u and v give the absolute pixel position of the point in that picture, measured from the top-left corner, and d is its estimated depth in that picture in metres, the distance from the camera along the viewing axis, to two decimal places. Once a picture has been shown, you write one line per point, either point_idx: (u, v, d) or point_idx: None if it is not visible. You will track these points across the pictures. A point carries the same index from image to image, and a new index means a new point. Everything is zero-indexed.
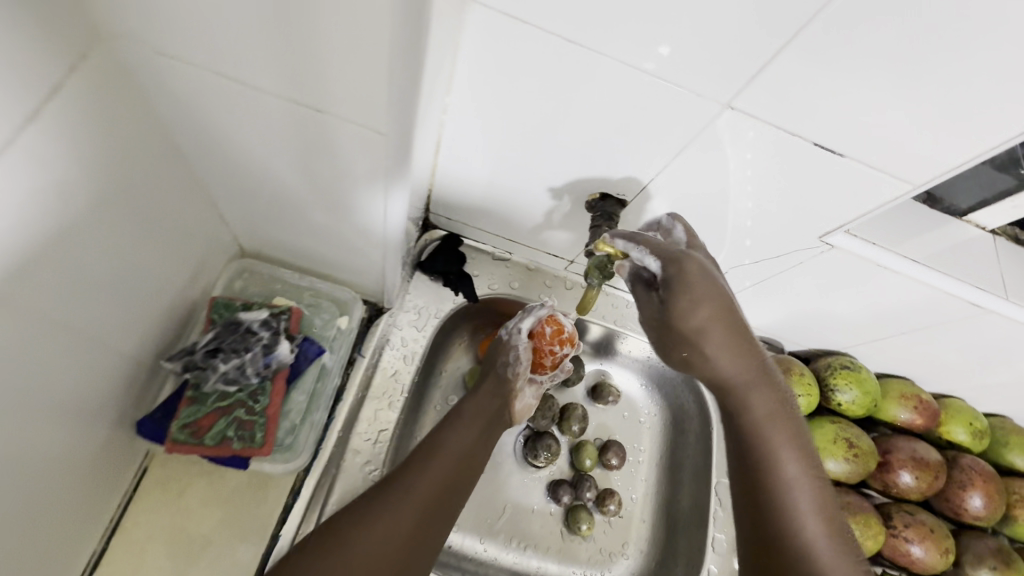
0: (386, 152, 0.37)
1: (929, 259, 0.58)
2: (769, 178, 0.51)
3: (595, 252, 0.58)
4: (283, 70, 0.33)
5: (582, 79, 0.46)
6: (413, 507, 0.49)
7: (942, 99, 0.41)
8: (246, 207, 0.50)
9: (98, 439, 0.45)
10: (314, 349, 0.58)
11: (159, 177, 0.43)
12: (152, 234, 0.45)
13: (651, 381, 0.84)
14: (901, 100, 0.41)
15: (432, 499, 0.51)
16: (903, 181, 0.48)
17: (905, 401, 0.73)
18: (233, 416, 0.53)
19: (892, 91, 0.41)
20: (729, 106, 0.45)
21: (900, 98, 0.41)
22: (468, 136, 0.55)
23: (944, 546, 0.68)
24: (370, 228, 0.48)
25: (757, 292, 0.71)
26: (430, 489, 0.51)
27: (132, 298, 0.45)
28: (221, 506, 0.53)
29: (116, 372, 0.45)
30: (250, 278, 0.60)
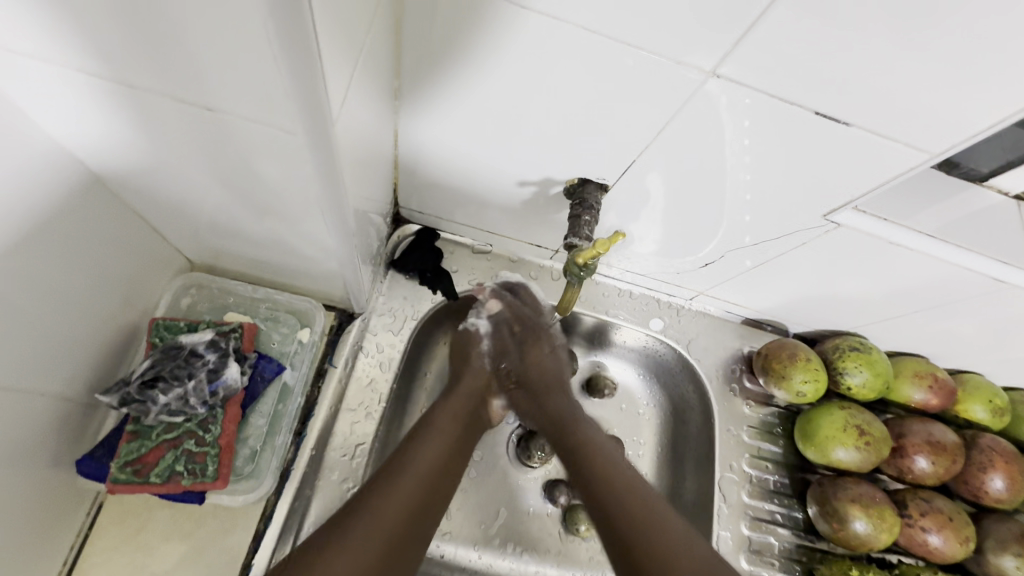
0: (310, 154, 0.32)
1: (946, 230, 0.53)
2: (765, 153, 0.46)
3: (575, 245, 0.53)
4: (172, 63, 0.27)
5: (542, 51, 0.41)
6: (400, 506, 0.48)
7: (966, 49, 0.34)
8: (181, 220, 0.46)
9: (43, 483, 0.42)
10: (272, 366, 0.54)
11: (71, 197, 0.38)
12: (78, 261, 0.41)
13: (649, 370, 0.79)
14: (917, 53, 0.35)
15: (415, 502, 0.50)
16: (918, 150, 0.42)
17: (919, 380, 0.69)
18: (181, 451, 0.47)
19: (909, 43, 0.35)
20: (714, 73, 0.39)
21: (915, 52, 0.35)
22: (428, 121, 0.51)
23: (964, 534, 0.64)
24: (317, 240, 0.44)
25: (757, 275, 0.65)
26: (416, 482, 0.51)
27: (61, 332, 0.41)
28: (185, 540, 0.50)
29: (48, 410, 0.41)
30: (199, 294, 0.56)
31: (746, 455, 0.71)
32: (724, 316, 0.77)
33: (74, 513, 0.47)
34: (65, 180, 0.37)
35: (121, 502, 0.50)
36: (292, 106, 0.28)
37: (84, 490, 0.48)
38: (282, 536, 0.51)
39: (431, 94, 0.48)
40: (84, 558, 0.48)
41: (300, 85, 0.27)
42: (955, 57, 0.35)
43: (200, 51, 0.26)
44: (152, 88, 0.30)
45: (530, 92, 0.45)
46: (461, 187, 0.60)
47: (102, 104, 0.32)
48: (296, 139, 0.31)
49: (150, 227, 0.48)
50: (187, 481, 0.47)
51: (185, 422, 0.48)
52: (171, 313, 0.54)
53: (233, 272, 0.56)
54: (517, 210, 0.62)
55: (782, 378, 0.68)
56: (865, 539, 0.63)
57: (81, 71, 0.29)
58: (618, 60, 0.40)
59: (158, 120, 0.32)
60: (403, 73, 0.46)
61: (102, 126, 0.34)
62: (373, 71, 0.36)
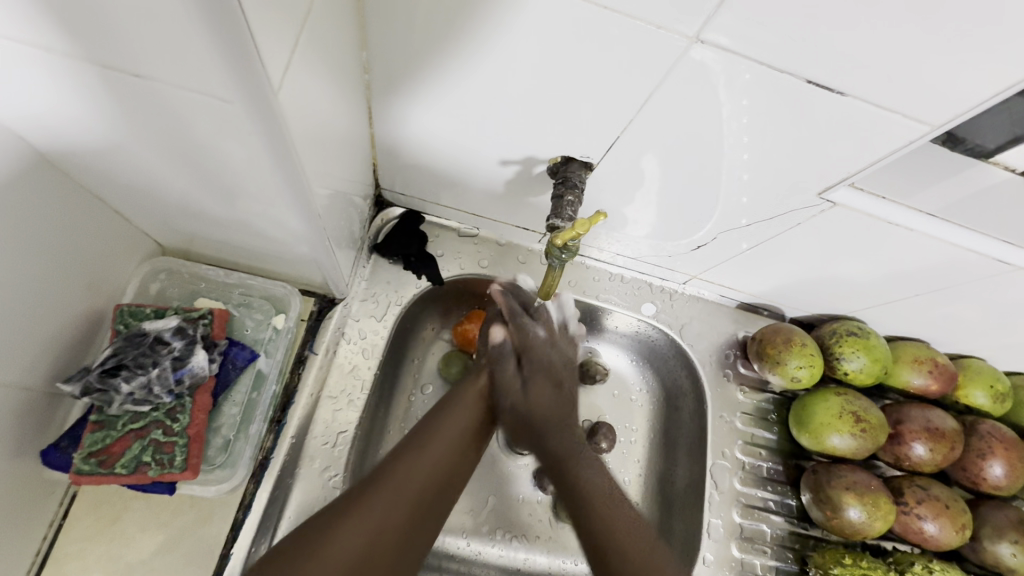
0: (254, 124, 0.30)
1: (948, 209, 0.50)
2: (756, 128, 0.44)
3: (558, 227, 0.51)
4: (98, 28, 0.25)
5: (515, 19, 0.38)
6: (412, 488, 0.45)
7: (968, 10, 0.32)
8: (141, 202, 0.44)
9: (5, 474, 0.41)
10: (244, 355, 0.52)
11: (17, 178, 0.36)
12: (30, 246, 0.39)
13: (642, 356, 0.77)
14: (914, 16, 0.33)
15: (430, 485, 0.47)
16: (917, 121, 0.40)
17: (918, 365, 0.67)
18: (148, 441, 0.46)
19: (905, 5, 0.32)
20: (697, 40, 0.37)
21: (911, 15, 0.33)
22: (401, 96, 0.49)
23: (961, 522, 0.62)
24: (281, 221, 0.42)
25: (752, 257, 0.63)
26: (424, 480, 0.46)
27: (17, 319, 0.39)
28: (161, 529, 0.49)
29: (6, 399, 0.40)
30: (169, 279, 0.54)
31: (739, 442, 0.70)
32: (719, 301, 0.75)
33: (45, 503, 0.46)
34: (9, 160, 0.35)
35: (95, 491, 0.49)
36: (228, 73, 0.26)
37: (54, 481, 0.47)
38: (261, 525, 0.50)
39: (402, 66, 0.45)
40: (57, 548, 0.47)
41: (232, 48, 0.24)
42: (955, 20, 0.32)
43: (122, 12, 0.24)
44: (84, 57, 0.27)
45: (505, 63, 0.42)
46: (442, 168, 0.58)
47: (34, 76, 0.30)
48: (235, 107, 0.29)
49: (112, 210, 0.46)
50: (155, 472, 0.46)
51: (153, 411, 0.47)
52: (139, 299, 0.53)
53: (204, 257, 0.54)
54: (501, 191, 0.59)
55: (777, 364, 0.66)
56: (859, 527, 0.62)
57: (3, 39, 0.27)
58: (596, 27, 0.38)
59: (96, 93, 0.30)
60: (371, 44, 0.43)
61: (40, 101, 0.32)
62: (328, 39, 0.34)
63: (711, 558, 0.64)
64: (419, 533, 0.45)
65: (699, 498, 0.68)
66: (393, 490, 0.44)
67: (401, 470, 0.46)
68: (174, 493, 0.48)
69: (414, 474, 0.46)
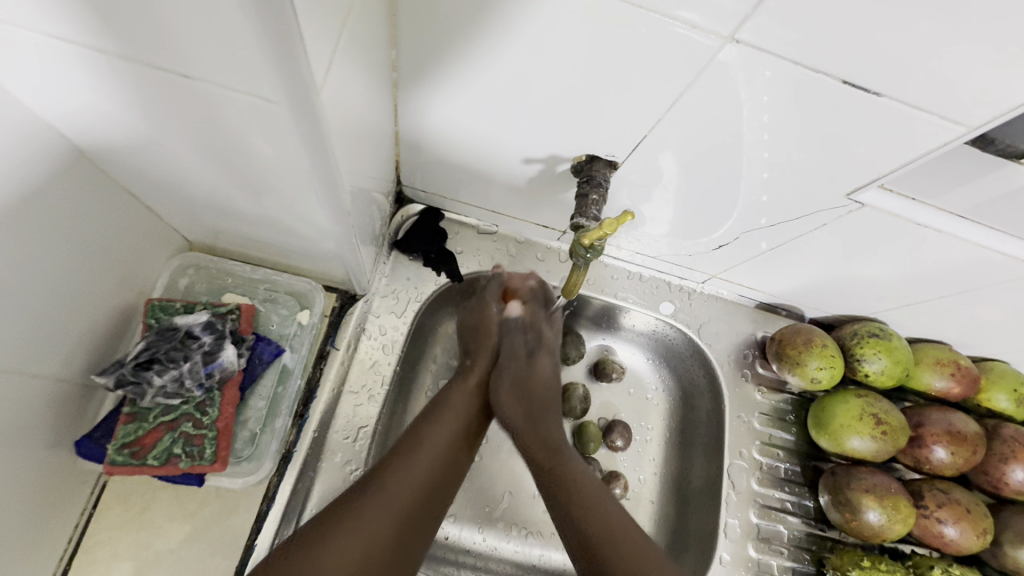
0: (294, 124, 0.30)
1: (977, 211, 0.50)
2: (784, 126, 0.44)
3: (581, 225, 0.51)
4: (144, 28, 0.26)
5: (548, 18, 0.38)
6: (406, 492, 0.48)
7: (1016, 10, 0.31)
8: (173, 198, 0.45)
9: (41, 463, 0.42)
10: (270, 349, 0.53)
11: (54, 174, 0.37)
12: (66, 241, 0.40)
13: (659, 355, 0.77)
14: (957, 17, 0.32)
15: (429, 479, 0.50)
16: (953, 123, 0.39)
17: (940, 367, 0.66)
18: (179, 433, 0.47)
19: (947, 6, 0.31)
20: (732, 40, 0.37)
21: (954, 15, 0.32)
22: (426, 93, 0.49)
23: (982, 527, 0.62)
24: (311, 219, 0.43)
25: (773, 257, 0.63)
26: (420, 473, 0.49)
27: (55, 312, 0.40)
28: (189, 519, 0.50)
29: (42, 390, 0.41)
30: (197, 274, 0.55)
31: (756, 443, 0.70)
32: (738, 300, 0.75)
33: (77, 492, 0.47)
34: (48, 156, 0.36)
35: (124, 480, 0.50)
36: (273, 73, 0.26)
37: (86, 470, 0.48)
38: (284, 517, 0.51)
39: (429, 64, 0.45)
40: (88, 536, 0.48)
41: (278, 48, 0.25)
42: (999, 19, 0.32)
43: (173, 13, 0.24)
44: (128, 55, 0.28)
45: (534, 63, 0.43)
46: (465, 165, 0.58)
47: (79, 74, 0.30)
48: (277, 108, 0.29)
49: (144, 206, 0.46)
50: (185, 464, 0.47)
51: (183, 405, 0.48)
52: (168, 293, 0.53)
53: (231, 253, 0.55)
54: (522, 189, 0.60)
55: (796, 365, 0.66)
56: (878, 530, 0.61)
57: (49, 36, 0.27)
58: (629, 27, 0.38)
59: (137, 89, 0.31)
60: (399, 43, 0.44)
61: (79, 97, 0.32)
62: (363, 38, 0.34)
63: (727, 558, 0.64)
64: (423, 521, 0.48)
65: (715, 497, 0.68)
66: (383, 503, 0.46)
67: (398, 470, 0.49)
68: (201, 484, 0.49)
69: (407, 481, 0.48)
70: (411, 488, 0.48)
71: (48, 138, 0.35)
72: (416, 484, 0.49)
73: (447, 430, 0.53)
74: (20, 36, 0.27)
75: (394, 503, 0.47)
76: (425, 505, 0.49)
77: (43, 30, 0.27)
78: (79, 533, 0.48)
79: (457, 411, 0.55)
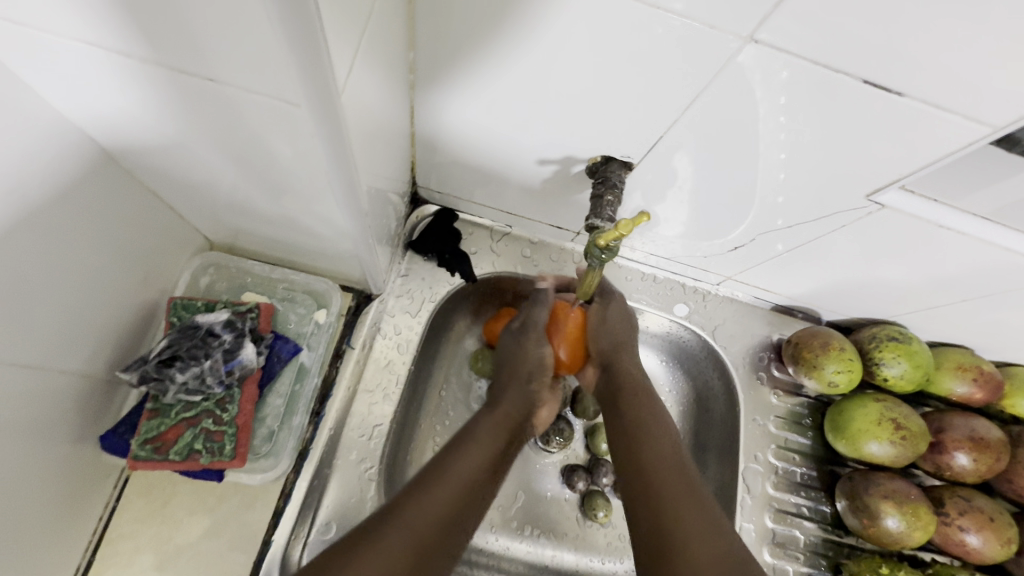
0: (314, 126, 0.31)
1: (1001, 214, 0.49)
2: (801, 127, 0.43)
3: (596, 226, 0.50)
4: (168, 32, 0.26)
5: (563, 18, 0.38)
6: (432, 518, 0.45)
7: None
8: (196, 199, 0.46)
9: (66, 455, 0.44)
10: (289, 348, 0.54)
11: (80, 174, 0.38)
12: (92, 241, 0.41)
13: (673, 357, 0.76)
14: (984, 14, 0.31)
15: (457, 500, 0.47)
16: (976, 123, 0.38)
17: (962, 372, 0.65)
18: (199, 429, 0.48)
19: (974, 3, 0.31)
20: (750, 40, 0.36)
21: (980, 12, 0.31)
22: (443, 95, 0.49)
23: (1006, 536, 0.60)
24: (328, 219, 0.43)
25: (791, 259, 0.62)
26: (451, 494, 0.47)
27: (80, 309, 0.41)
28: (207, 514, 0.51)
29: (66, 385, 0.42)
30: (217, 274, 0.56)
31: (772, 446, 0.69)
32: (753, 302, 0.74)
33: (100, 486, 0.48)
34: (74, 157, 0.37)
35: (146, 475, 0.51)
36: (294, 75, 0.27)
37: (108, 464, 0.49)
38: (300, 513, 0.51)
39: (446, 66, 0.46)
40: (111, 528, 0.49)
41: (302, 54, 0.25)
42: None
43: (197, 17, 0.25)
44: (152, 59, 0.29)
45: (550, 65, 0.43)
46: (480, 166, 0.58)
47: (106, 76, 0.31)
48: (299, 110, 0.30)
49: (166, 207, 0.48)
50: (206, 460, 0.47)
51: (203, 401, 0.49)
52: (189, 291, 0.55)
53: (250, 252, 0.56)
54: (537, 190, 0.60)
55: (813, 368, 0.65)
56: (897, 537, 0.60)
57: (78, 40, 0.28)
58: (646, 26, 0.37)
59: (161, 91, 0.31)
60: (417, 45, 0.44)
61: (104, 100, 0.33)
62: (382, 42, 0.35)
63: None
64: (442, 553, 0.45)
65: (730, 501, 0.67)
66: (415, 528, 0.43)
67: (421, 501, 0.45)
68: (219, 479, 0.50)
69: (433, 509, 0.45)
70: (441, 511, 0.45)
71: (74, 138, 0.36)
72: (437, 514, 0.45)
73: (469, 466, 0.50)
74: (50, 39, 0.28)
75: (425, 522, 0.44)
76: (437, 544, 0.44)
77: (69, 35, 0.28)
78: (102, 526, 0.49)
79: (484, 445, 0.52)
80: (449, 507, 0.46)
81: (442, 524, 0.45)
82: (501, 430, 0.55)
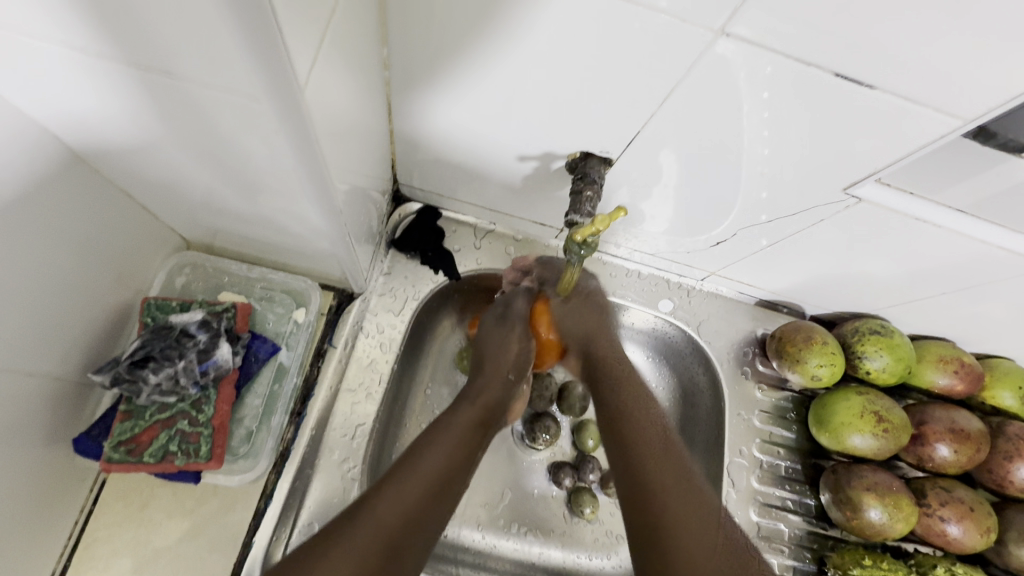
0: (279, 122, 0.30)
1: (977, 207, 0.49)
2: (778, 120, 0.43)
3: (575, 222, 0.50)
4: (125, 27, 0.26)
5: (535, 13, 0.38)
6: (402, 511, 0.45)
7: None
8: (170, 199, 0.45)
9: (38, 460, 0.43)
10: (267, 348, 0.53)
11: (48, 174, 0.37)
12: (60, 242, 0.40)
13: (659, 353, 0.76)
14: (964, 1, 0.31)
15: (428, 497, 0.47)
16: (947, 115, 0.39)
17: (943, 365, 0.65)
18: (175, 431, 0.48)
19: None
20: (722, 34, 0.36)
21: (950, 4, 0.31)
22: (420, 92, 0.49)
23: (985, 525, 0.61)
24: (303, 217, 0.43)
25: (773, 254, 0.62)
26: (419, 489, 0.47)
27: (51, 312, 0.41)
28: (186, 516, 0.50)
29: (37, 389, 0.41)
30: (194, 273, 0.55)
31: (757, 441, 0.69)
32: (738, 298, 0.74)
33: (75, 490, 0.48)
34: (41, 157, 0.36)
35: (123, 478, 0.50)
36: (254, 69, 0.26)
37: (83, 468, 0.48)
38: (282, 514, 0.51)
39: (421, 63, 0.45)
40: (88, 533, 0.48)
41: (260, 46, 0.25)
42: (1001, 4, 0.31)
43: (152, 9, 0.24)
44: (111, 54, 0.28)
45: (526, 62, 0.42)
46: (461, 164, 0.58)
47: (67, 74, 0.30)
48: (262, 106, 0.29)
49: (139, 207, 0.47)
50: (181, 461, 0.47)
51: (179, 402, 0.48)
52: (165, 292, 0.54)
53: (227, 251, 0.55)
54: (518, 187, 0.60)
55: (797, 362, 0.65)
56: (879, 529, 0.61)
57: (34, 37, 0.27)
58: (619, 21, 0.37)
59: (124, 89, 0.31)
60: (391, 42, 0.44)
61: (68, 99, 0.32)
62: (351, 36, 0.34)
63: None
64: (411, 548, 0.45)
65: (716, 495, 0.67)
66: (380, 529, 0.43)
67: (391, 492, 0.46)
68: (196, 481, 0.49)
69: (401, 501, 0.45)
70: (410, 503, 0.46)
71: (41, 139, 0.35)
72: (409, 505, 0.46)
73: (436, 461, 0.50)
74: (5, 36, 0.28)
75: (394, 512, 0.44)
76: (409, 535, 0.45)
77: (24, 31, 0.27)
78: (78, 530, 0.48)
79: (454, 438, 0.53)
80: (417, 501, 0.46)
81: (410, 514, 0.45)
82: (474, 423, 0.56)
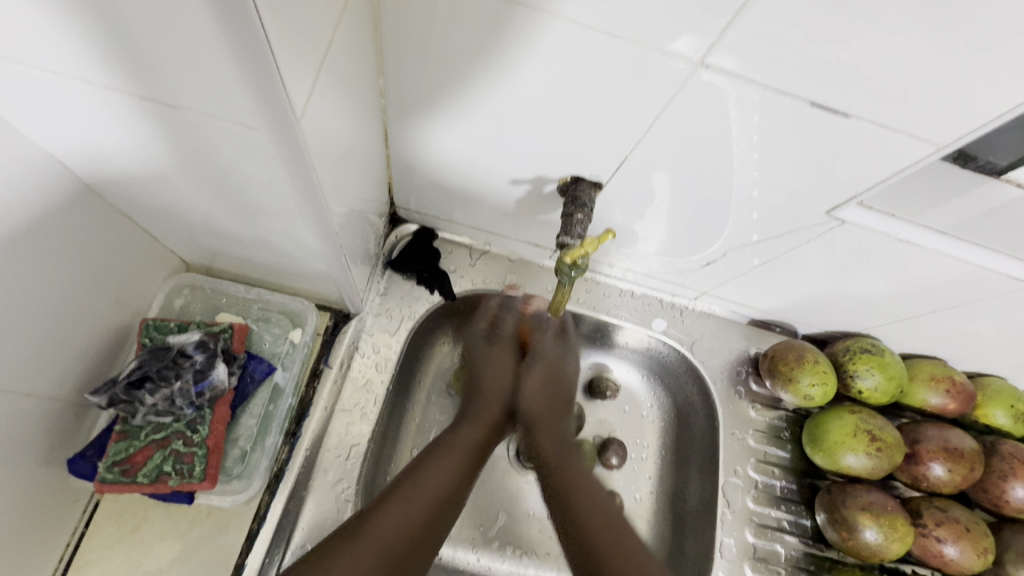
0: (277, 149, 0.32)
1: (958, 229, 0.50)
2: (767, 145, 0.44)
3: (566, 244, 0.51)
4: (134, 61, 0.27)
5: (524, 42, 0.40)
6: (404, 526, 0.45)
7: (992, 25, 0.31)
8: (171, 222, 0.46)
9: (33, 480, 0.43)
10: (263, 368, 0.54)
11: (55, 201, 0.38)
12: (62, 264, 0.41)
13: (653, 372, 0.77)
14: (942, 31, 0.32)
15: (436, 504, 0.48)
16: (922, 141, 0.40)
17: (935, 383, 0.66)
18: (169, 451, 0.48)
19: (929, 22, 0.32)
20: (703, 64, 0.38)
21: (929, 32, 0.33)
22: (417, 120, 0.51)
23: (982, 546, 0.61)
24: (300, 239, 0.44)
25: (763, 274, 0.64)
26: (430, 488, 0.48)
27: (51, 333, 0.41)
28: (179, 538, 0.50)
29: (33, 409, 0.42)
30: (192, 295, 0.56)
31: (752, 460, 0.69)
32: (730, 317, 0.75)
33: (69, 511, 0.48)
34: (51, 184, 0.37)
35: (117, 500, 0.50)
36: (251, 99, 0.28)
37: (78, 489, 0.48)
38: (274, 537, 0.51)
39: (417, 92, 0.47)
40: (80, 555, 0.48)
41: (259, 75, 0.26)
42: (976, 33, 0.32)
43: (154, 44, 0.26)
44: (121, 89, 0.30)
45: (519, 88, 0.44)
46: (456, 187, 0.59)
47: (77, 106, 0.32)
48: (259, 134, 0.31)
49: (141, 229, 0.48)
50: (175, 482, 0.47)
51: (174, 422, 0.49)
52: (164, 313, 0.55)
53: (226, 273, 0.57)
54: (512, 210, 0.61)
55: (789, 381, 0.66)
56: (876, 549, 0.60)
57: (49, 72, 0.29)
58: (607, 52, 0.39)
59: (131, 119, 0.32)
60: (386, 71, 0.45)
61: (77, 130, 0.34)
62: (348, 66, 0.36)
63: None
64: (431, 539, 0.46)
65: (711, 516, 0.67)
66: (383, 538, 0.43)
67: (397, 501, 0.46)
68: (188, 501, 0.49)
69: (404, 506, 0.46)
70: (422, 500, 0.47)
71: (50, 167, 0.37)
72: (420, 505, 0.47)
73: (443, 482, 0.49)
74: (23, 73, 0.29)
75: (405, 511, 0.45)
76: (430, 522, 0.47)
77: (34, 64, 0.28)
78: (71, 552, 0.48)
79: (457, 455, 0.52)
80: (428, 504, 0.47)
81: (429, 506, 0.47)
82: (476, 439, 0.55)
